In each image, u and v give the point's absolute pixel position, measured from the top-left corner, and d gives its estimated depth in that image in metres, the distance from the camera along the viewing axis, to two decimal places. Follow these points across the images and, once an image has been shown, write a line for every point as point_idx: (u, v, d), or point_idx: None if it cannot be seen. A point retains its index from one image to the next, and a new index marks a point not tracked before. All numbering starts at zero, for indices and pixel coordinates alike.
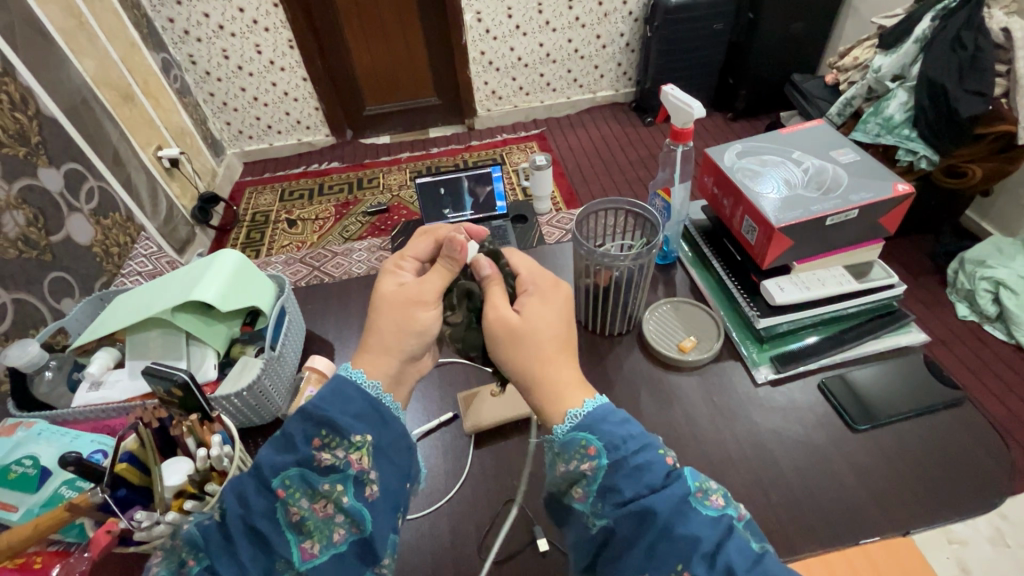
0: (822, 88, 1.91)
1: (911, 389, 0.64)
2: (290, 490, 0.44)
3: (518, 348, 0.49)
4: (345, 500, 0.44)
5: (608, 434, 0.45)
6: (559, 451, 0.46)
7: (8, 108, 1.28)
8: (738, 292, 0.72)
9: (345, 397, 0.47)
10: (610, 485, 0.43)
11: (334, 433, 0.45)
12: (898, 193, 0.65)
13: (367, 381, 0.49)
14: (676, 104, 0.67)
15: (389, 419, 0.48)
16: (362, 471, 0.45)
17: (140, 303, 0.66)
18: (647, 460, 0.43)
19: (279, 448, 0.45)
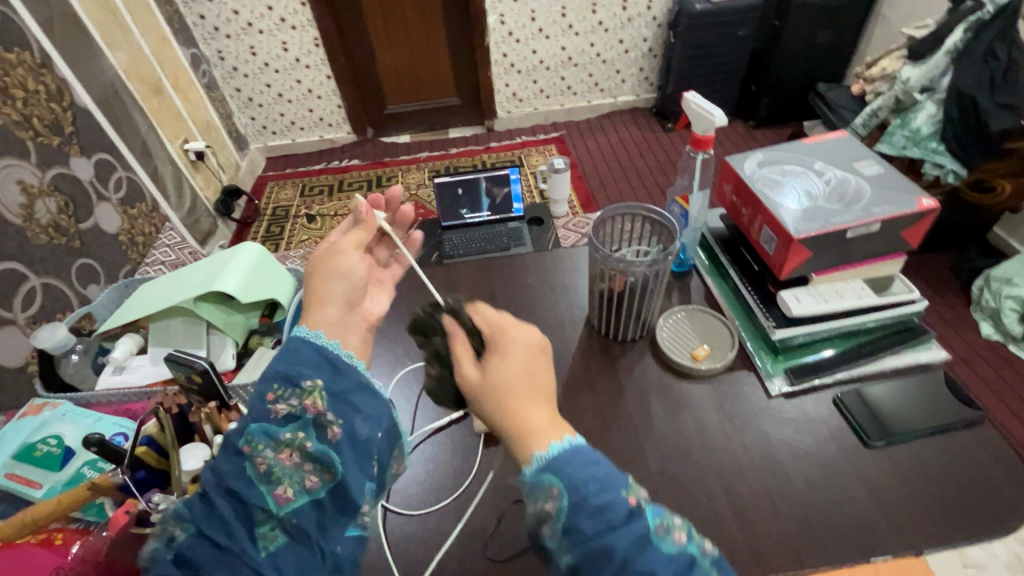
0: (848, 99, 1.89)
1: (930, 407, 0.63)
2: (253, 445, 0.43)
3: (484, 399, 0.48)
4: (308, 445, 0.44)
5: (573, 474, 0.43)
6: (526, 490, 0.45)
7: (45, 98, 1.32)
8: (754, 302, 0.72)
9: (291, 350, 0.46)
10: (573, 524, 0.42)
11: (285, 384, 0.45)
12: (923, 208, 0.63)
13: (311, 335, 0.49)
14: (699, 111, 0.67)
15: (343, 367, 0.47)
16: (319, 414, 0.45)
17: (163, 292, 0.68)
18: (612, 500, 0.42)
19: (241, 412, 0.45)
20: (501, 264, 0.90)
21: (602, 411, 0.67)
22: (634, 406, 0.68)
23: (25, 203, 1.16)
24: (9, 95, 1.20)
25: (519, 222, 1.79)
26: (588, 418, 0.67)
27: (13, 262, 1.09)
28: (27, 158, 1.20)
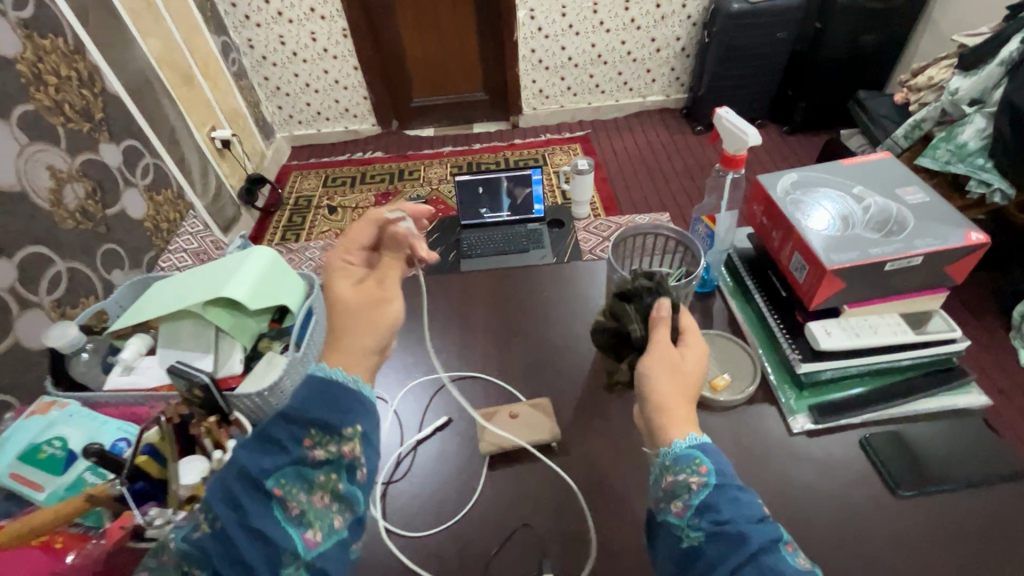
0: (890, 108, 1.80)
1: (968, 456, 0.59)
2: (286, 487, 0.41)
3: (664, 371, 0.52)
4: (342, 487, 0.43)
5: (719, 460, 0.47)
6: (668, 463, 0.47)
7: (77, 84, 1.34)
8: (780, 331, 0.68)
9: (330, 391, 0.44)
10: (710, 503, 0.44)
11: (324, 428, 0.43)
12: (971, 242, 0.59)
13: (345, 375, 0.46)
14: (730, 128, 0.63)
15: (375, 404, 0.47)
16: (355, 458, 0.44)
17: (176, 294, 0.68)
18: (744, 496, 0.44)
19: (260, 448, 0.42)
20: (516, 274, 0.88)
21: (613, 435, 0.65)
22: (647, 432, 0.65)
23: (52, 188, 1.17)
24: (41, 80, 1.22)
25: (539, 222, 1.79)
26: (597, 442, 0.65)
27: (39, 245, 1.11)
28: (57, 143, 1.22)
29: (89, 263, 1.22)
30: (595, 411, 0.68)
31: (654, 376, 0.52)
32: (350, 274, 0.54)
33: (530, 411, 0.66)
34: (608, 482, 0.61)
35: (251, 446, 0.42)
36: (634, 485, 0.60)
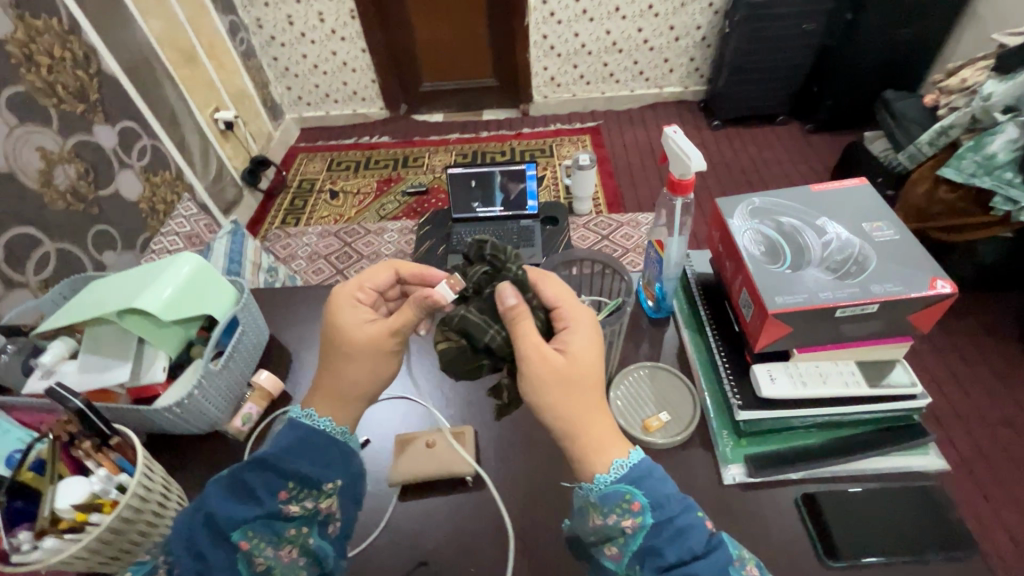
0: (918, 109, 1.61)
1: (917, 524, 0.53)
2: (254, 540, 0.48)
3: (560, 388, 0.49)
4: (310, 542, 0.51)
5: (653, 491, 0.45)
6: (596, 503, 0.46)
7: (70, 65, 1.33)
8: (723, 371, 0.63)
9: (312, 448, 0.52)
10: (652, 546, 0.44)
11: (303, 484, 0.51)
12: (936, 292, 0.53)
13: (332, 427, 0.55)
14: (676, 150, 0.59)
15: (351, 459, 0.55)
16: (328, 514, 0.52)
17: (96, 298, 0.66)
18: (691, 526, 0.44)
19: (237, 498, 0.49)
20: None
21: (534, 472, 0.62)
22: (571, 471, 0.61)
23: (43, 169, 1.15)
24: (33, 62, 1.21)
25: (532, 219, 1.69)
26: (516, 478, 0.61)
27: (27, 227, 1.08)
28: (49, 125, 1.20)
29: (79, 244, 1.20)
30: (520, 443, 0.64)
31: (552, 397, 0.49)
32: (361, 313, 0.57)
33: (449, 442, 0.62)
34: (519, 524, 0.58)
35: (228, 493, 0.49)
36: (544, 530, 0.57)
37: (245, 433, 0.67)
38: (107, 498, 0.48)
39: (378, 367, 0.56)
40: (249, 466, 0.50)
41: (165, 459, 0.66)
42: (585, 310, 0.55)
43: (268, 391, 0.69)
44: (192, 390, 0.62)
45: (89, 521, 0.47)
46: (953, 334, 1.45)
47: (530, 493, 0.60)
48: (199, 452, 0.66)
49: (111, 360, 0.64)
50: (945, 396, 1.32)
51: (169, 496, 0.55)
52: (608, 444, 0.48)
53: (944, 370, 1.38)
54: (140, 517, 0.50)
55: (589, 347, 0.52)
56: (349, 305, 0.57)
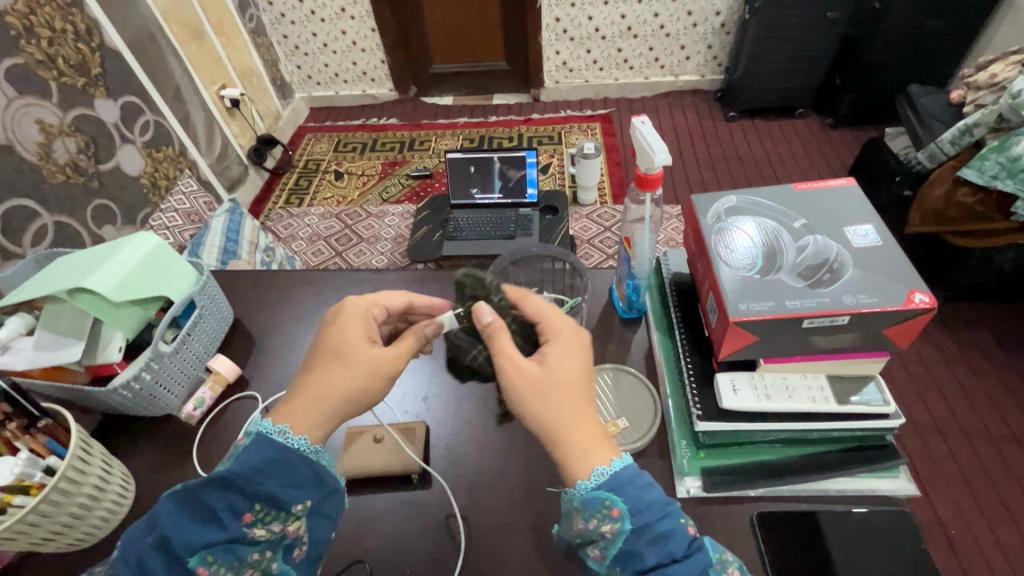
0: (943, 106, 1.50)
1: (878, 550, 0.50)
2: (212, 567, 0.43)
3: (541, 394, 0.47)
4: (274, 565, 0.46)
5: (634, 498, 0.43)
6: (578, 507, 0.44)
7: (70, 36, 1.18)
8: (686, 378, 0.60)
9: (287, 468, 0.46)
10: (631, 551, 0.41)
11: (270, 507, 0.45)
12: (912, 305, 0.49)
13: (292, 436, 0.47)
14: (642, 143, 0.57)
15: (326, 478, 0.48)
16: (295, 538, 0.47)
17: (52, 278, 0.65)
18: (671, 530, 0.42)
19: (196, 520, 0.43)
20: (434, 278, 0.82)
21: (483, 471, 0.60)
22: (523, 472, 0.59)
23: (42, 142, 1.04)
24: (33, 33, 1.08)
25: (532, 207, 1.65)
26: (466, 477, 0.60)
27: (25, 198, 0.98)
28: (48, 98, 1.08)
29: (79, 219, 1.10)
30: (473, 441, 0.63)
31: (531, 405, 0.47)
32: (367, 331, 0.53)
33: (396, 438, 0.60)
34: (465, 526, 0.56)
35: (186, 514, 0.43)
36: (488, 532, 0.55)
37: (197, 417, 0.66)
38: (32, 480, 0.48)
39: (375, 387, 0.51)
40: (206, 483, 0.44)
41: (119, 440, 0.65)
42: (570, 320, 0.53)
43: (224, 376, 0.68)
44: (140, 371, 0.61)
45: (13, 503, 0.47)
46: (964, 344, 1.39)
47: (478, 493, 0.58)
48: (154, 434, 0.66)
49: (64, 339, 0.62)
50: (951, 410, 1.26)
51: (110, 476, 0.55)
52: (591, 448, 0.45)
53: (952, 383, 1.31)
54: (73, 496, 0.51)
55: (569, 351, 0.50)
56: (358, 318, 0.54)
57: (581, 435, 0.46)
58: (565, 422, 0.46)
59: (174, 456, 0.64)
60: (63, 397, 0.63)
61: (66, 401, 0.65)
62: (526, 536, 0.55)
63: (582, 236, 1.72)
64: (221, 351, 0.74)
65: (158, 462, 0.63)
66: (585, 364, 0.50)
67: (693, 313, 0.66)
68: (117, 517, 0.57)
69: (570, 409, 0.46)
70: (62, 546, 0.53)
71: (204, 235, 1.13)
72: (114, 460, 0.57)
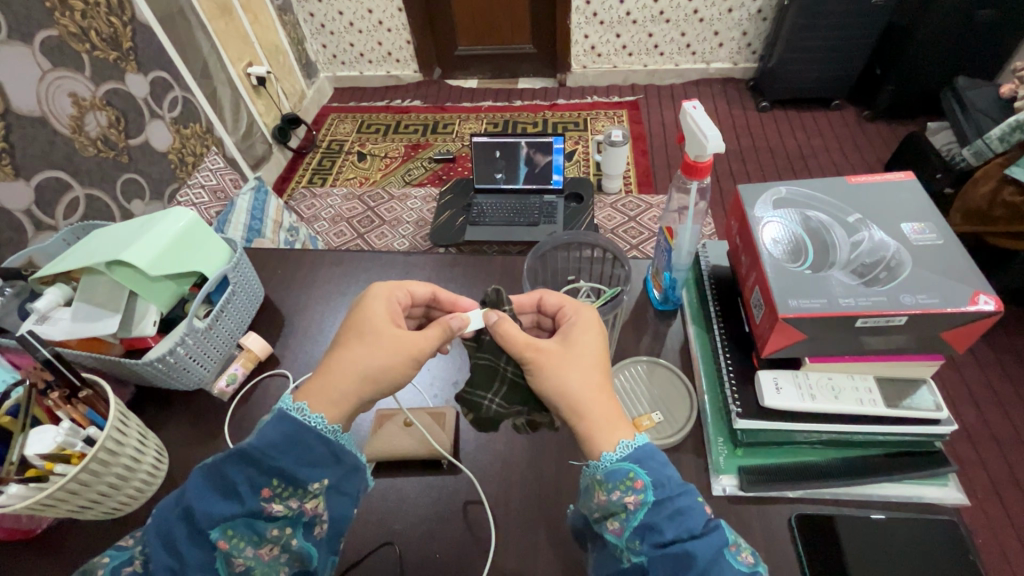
0: (993, 100, 1.43)
1: (923, 558, 0.48)
2: (233, 541, 0.43)
3: (567, 368, 0.46)
4: (294, 542, 0.45)
5: (655, 470, 0.42)
6: (600, 479, 0.42)
7: (103, 9, 1.16)
8: (726, 373, 0.58)
9: (304, 446, 0.45)
10: (651, 524, 0.40)
11: (288, 483, 0.44)
12: (976, 309, 0.47)
13: (327, 426, 0.46)
14: (692, 129, 0.56)
15: (344, 456, 0.47)
16: (315, 515, 0.46)
17: (89, 249, 0.65)
18: (689, 506, 0.41)
19: (217, 492, 0.43)
20: (463, 263, 0.81)
21: (513, 458, 0.59)
22: (555, 460, 0.59)
23: (74, 115, 1.04)
24: (67, 4, 1.05)
25: (556, 194, 1.62)
26: (496, 464, 0.59)
27: (57, 170, 0.99)
28: (80, 70, 1.07)
29: (109, 192, 1.10)
30: (502, 428, 0.62)
31: (557, 376, 0.46)
32: (389, 311, 0.52)
33: (426, 423, 0.59)
34: (494, 513, 0.55)
35: (208, 486, 0.43)
36: (518, 519, 0.55)
37: (229, 394, 0.66)
38: (73, 449, 0.48)
39: (399, 368, 0.48)
40: (225, 458, 0.43)
41: (151, 413, 0.66)
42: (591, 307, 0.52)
43: (256, 354, 0.68)
44: (175, 345, 0.61)
45: (55, 471, 0.47)
46: (1000, 348, 1.34)
47: (508, 480, 0.58)
48: (186, 409, 0.66)
49: (99, 312, 0.62)
50: (984, 419, 1.22)
51: (144, 449, 0.56)
52: (613, 421, 0.44)
53: (987, 391, 1.27)
54: (110, 468, 0.51)
55: (591, 332, 0.49)
56: (381, 298, 0.52)
57: (605, 409, 0.45)
58: (588, 396, 0.45)
59: (205, 431, 0.64)
60: (99, 368, 0.64)
61: (103, 372, 0.65)
62: (558, 526, 0.54)
63: (606, 225, 1.65)
64: (251, 329, 0.74)
65: (190, 436, 0.63)
66: (604, 346, 0.49)
67: (733, 308, 0.64)
68: (151, 489, 0.58)
69: (593, 384, 0.46)
70: (102, 514, 0.54)
71: (229, 214, 1.13)
72: (149, 434, 0.58)
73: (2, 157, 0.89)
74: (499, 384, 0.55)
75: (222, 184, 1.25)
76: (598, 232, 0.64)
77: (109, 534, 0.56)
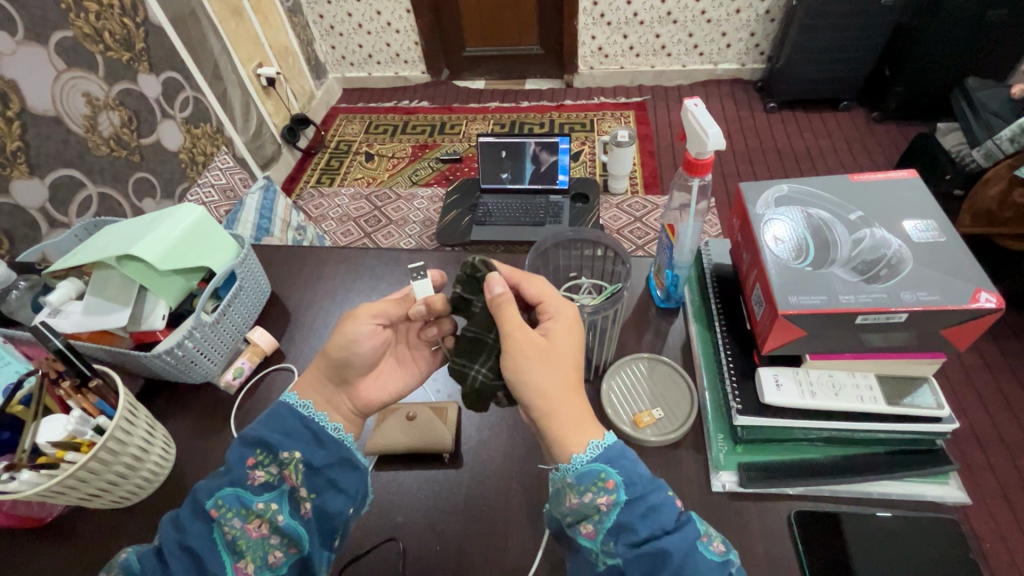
0: (1003, 101, 1.41)
1: (923, 556, 0.48)
2: (222, 510, 0.45)
3: (543, 368, 0.46)
4: (280, 518, 0.46)
5: (626, 469, 0.42)
6: (571, 482, 0.42)
7: (117, 10, 1.18)
8: (727, 370, 0.58)
9: (278, 417, 0.49)
10: (624, 524, 0.40)
11: (268, 451, 0.47)
12: (976, 306, 0.47)
13: (299, 402, 0.51)
14: (693, 127, 0.56)
15: (325, 436, 0.49)
16: (295, 487, 0.47)
17: (100, 245, 0.67)
18: (661, 503, 0.41)
19: (214, 473, 0.47)
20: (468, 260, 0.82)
21: (514, 454, 0.60)
22: None
23: (87, 114, 1.06)
24: (81, 5, 1.07)
25: (562, 194, 1.62)
26: (497, 460, 0.60)
27: (71, 169, 1.00)
28: (94, 71, 1.09)
29: (121, 191, 1.12)
30: (505, 423, 0.62)
31: (533, 375, 0.45)
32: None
33: (431, 416, 0.60)
34: (494, 507, 0.56)
35: (208, 472, 0.48)
36: (517, 512, 0.55)
37: (236, 387, 0.68)
38: (84, 438, 0.50)
39: (349, 331, 0.50)
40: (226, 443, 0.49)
41: (160, 406, 0.67)
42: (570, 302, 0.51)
43: (261, 349, 0.69)
44: (182, 339, 0.62)
45: (66, 459, 0.48)
46: (1009, 350, 1.32)
47: (509, 476, 0.58)
48: (194, 401, 0.67)
49: (110, 306, 0.63)
50: (993, 422, 1.20)
51: (152, 441, 0.57)
52: (583, 424, 0.45)
53: (995, 393, 1.25)
54: (118, 458, 0.52)
55: (570, 332, 0.49)
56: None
57: (578, 413, 0.45)
58: (558, 399, 0.45)
59: (212, 423, 0.65)
60: (111, 361, 0.65)
61: (113, 365, 0.66)
62: None
63: (612, 225, 1.65)
64: (258, 324, 0.75)
65: (197, 429, 0.65)
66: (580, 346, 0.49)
67: (734, 306, 0.65)
68: (155, 482, 0.59)
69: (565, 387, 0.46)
70: (107, 504, 0.55)
71: (238, 212, 1.15)
72: (157, 425, 0.59)
73: (18, 155, 0.91)
74: (485, 352, 0.51)
75: (231, 183, 1.26)
76: (601, 231, 0.64)
77: (118, 523, 0.57)
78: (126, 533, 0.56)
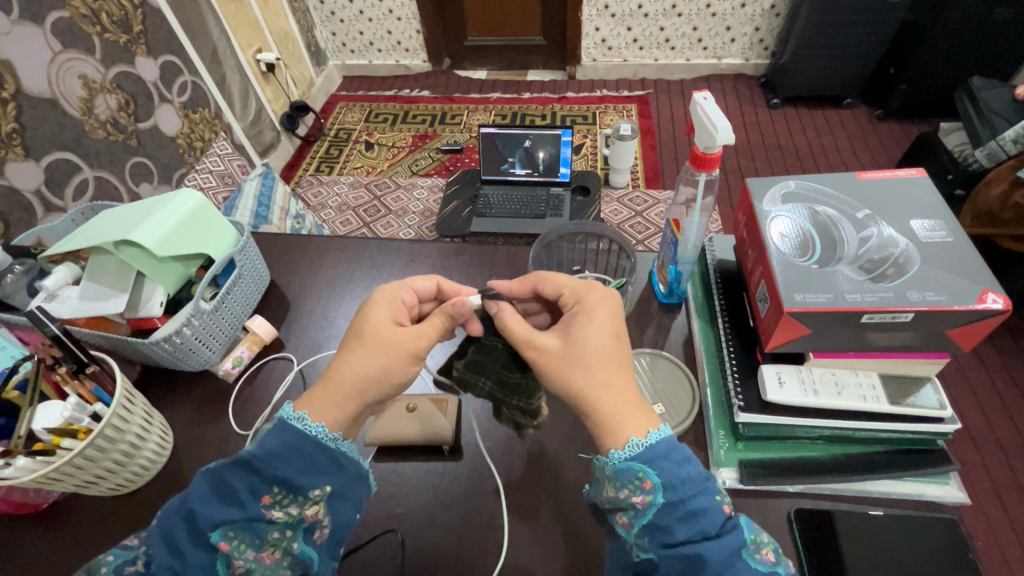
0: (1008, 102, 1.41)
1: (923, 557, 0.48)
2: (234, 542, 0.42)
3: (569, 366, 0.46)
4: (295, 546, 0.44)
5: (669, 470, 0.40)
6: (610, 475, 0.42)
7: None
8: (729, 366, 0.58)
9: (301, 453, 0.45)
10: (661, 524, 0.39)
11: (288, 490, 0.44)
12: (985, 307, 0.47)
13: (327, 434, 0.46)
14: (701, 119, 0.55)
15: (345, 463, 0.47)
16: (315, 521, 0.45)
17: (94, 231, 0.66)
18: (705, 508, 0.40)
19: (219, 498, 0.43)
20: (470, 252, 0.81)
21: (513, 449, 0.59)
22: (555, 448, 0.59)
23: (84, 97, 1.04)
24: None
25: (563, 187, 1.61)
26: (497, 453, 0.59)
27: (67, 152, 0.99)
28: (91, 52, 1.08)
29: (118, 174, 1.10)
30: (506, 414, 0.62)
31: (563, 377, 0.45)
32: (395, 315, 0.52)
33: (431, 408, 0.59)
34: (496, 500, 0.56)
35: (209, 492, 0.43)
36: (518, 506, 0.55)
37: (234, 375, 0.67)
38: (80, 425, 0.49)
39: (399, 367, 0.49)
40: (229, 462, 0.44)
41: (157, 393, 0.67)
42: (594, 287, 0.52)
43: (260, 337, 0.69)
44: (181, 326, 0.61)
45: (62, 445, 0.47)
46: (1006, 352, 1.33)
47: (509, 470, 0.58)
48: (192, 389, 0.67)
49: (107, 292, 0.62)
50: (988, 423, 1.21)
51: (149, 430, 0.56)
52: (628, 416, 0.43)
53: (991, 394, 1.26)
54: (113, 447, 0.51)
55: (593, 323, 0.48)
56: (384, 301, 0.52)
57: (617, 405, 0.44)
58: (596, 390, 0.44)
59: (208, 411, 0.64)
60: (106, 347, 0.64)
61: (109, 351, 0.66)
62: (556, 515, 0.54)
63: (613, 220, 1.64)
64: (256, 312, 0.74)
65: (195, 416, 0.64)
66: (613, 334, 0.48)
67: (738, 303, 0.64)
68: (157, 465, 0.59)
69: (601, 378, 0.45)
70: (106, 490, 0.55)
71: (236, 199, 1.14)
72: (155, 414, 0.58)
73: (13, 137, 0.89)
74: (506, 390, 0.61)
75: (229, 169, 1.25)
76: (605, 224, 0.65)
77: (113, 514, 0.56)
78: (123, 519, 0.56)
